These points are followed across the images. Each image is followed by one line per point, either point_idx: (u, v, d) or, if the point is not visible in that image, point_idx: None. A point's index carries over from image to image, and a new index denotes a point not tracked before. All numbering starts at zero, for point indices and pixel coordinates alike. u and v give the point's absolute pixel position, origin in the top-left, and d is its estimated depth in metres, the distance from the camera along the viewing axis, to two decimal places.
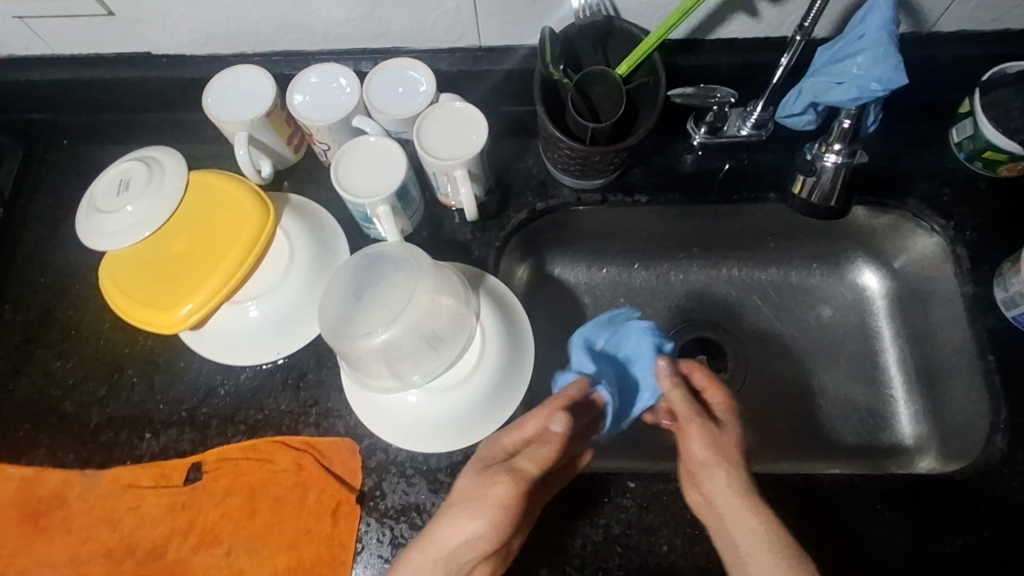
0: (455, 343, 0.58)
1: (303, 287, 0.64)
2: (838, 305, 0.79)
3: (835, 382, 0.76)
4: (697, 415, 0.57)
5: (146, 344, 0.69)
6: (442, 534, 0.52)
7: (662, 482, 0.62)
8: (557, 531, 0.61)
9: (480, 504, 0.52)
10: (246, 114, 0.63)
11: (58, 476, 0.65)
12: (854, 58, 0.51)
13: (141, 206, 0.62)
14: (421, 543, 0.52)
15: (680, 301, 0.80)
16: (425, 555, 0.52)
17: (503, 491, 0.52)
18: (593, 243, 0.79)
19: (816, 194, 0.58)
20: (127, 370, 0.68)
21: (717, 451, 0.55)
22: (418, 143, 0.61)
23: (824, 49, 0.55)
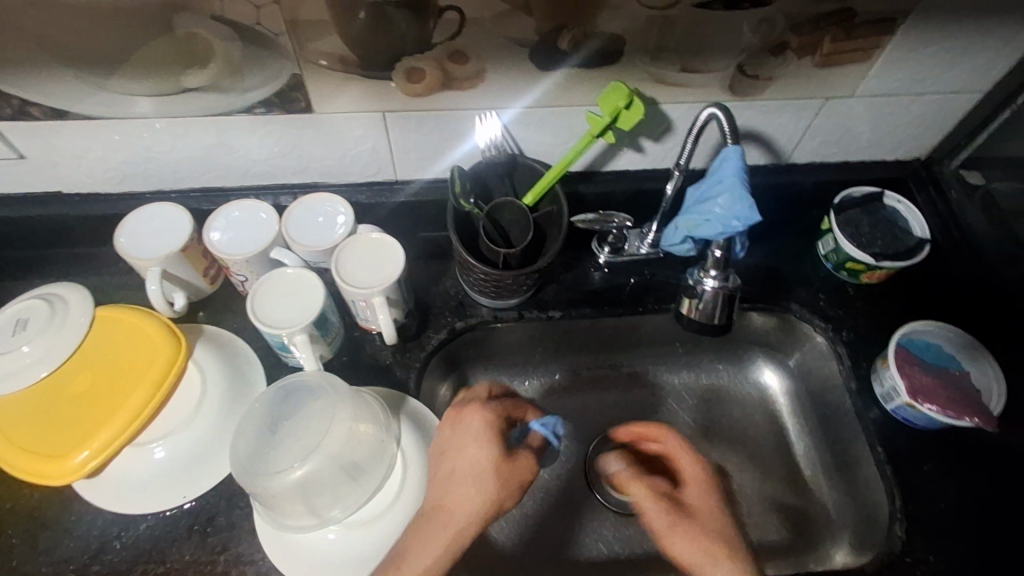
0: (376, 472, 0.58)
1: (215, 424, 0.61)
2: (746, 404, 0.84)
3: (753, 480, 0.79)
4: (704, 475, 0.65)
5: (32, 496, 0.63)
6: (455, 509, 0.56)
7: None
8: None
9: (501, 472, 0.58)
10: (162, 250, 0.64)
11: None
12: (716, 199, 0.58)
13: (40, 346, 0.59)
14: (430, 515, 0.56)
15: (602, 409, 0.83)
16: (437, 528, 0.55)
17: (523, 466, 0.60)
18: (514, 357, 0.82)
19: (699, 313, 0.64)
20: (6, 530, 0.62)
21: (722, 511, 0.62)
22: (337, 275, 0.63)
23: (697, 186, 0.62)
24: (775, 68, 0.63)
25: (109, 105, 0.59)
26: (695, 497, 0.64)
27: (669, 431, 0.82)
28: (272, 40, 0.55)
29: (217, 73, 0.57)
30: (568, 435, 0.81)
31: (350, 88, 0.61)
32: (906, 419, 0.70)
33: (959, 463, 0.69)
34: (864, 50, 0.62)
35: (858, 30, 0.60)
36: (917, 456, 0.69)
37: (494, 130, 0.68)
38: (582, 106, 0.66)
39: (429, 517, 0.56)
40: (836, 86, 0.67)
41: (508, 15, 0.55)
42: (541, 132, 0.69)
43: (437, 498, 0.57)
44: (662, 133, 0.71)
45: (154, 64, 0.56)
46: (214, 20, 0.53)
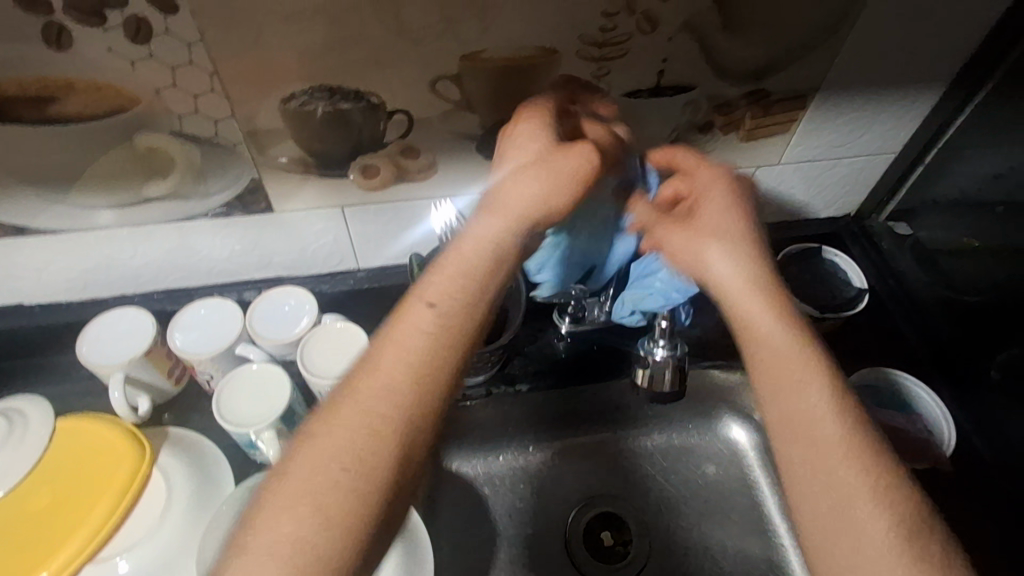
0: None
1: (182, 529, 0.58)
2: (718, 460, 0.85)
3: (732, 538, 0.80)
4: (728, 213, 0.55)
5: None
6: (517, 203, 0.49)
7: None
8: None
9: (545, 159, 0.49)
10: (125, 355, 0.64)
11: None
12: (656, 274, 0.62)
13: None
14: (490, 207, 0.49)
15: (579, 477, 0.84)
16: (493, 219, 0.48)
17: (582, 160, 0.49)
18: (488, 433, 0.82)
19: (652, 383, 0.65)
20: None
21: (748, 205, 0.56)
22: (302, 366, 0.64)
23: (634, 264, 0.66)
24: (704, 145, 0.69)
25: (70, 218, 0.61)
26: (704, 209, 0.56)
27: (646, 496, 0.84)
28: (229, 149, 0.58)
29: (178, 181, 0.60)
30: (544, 509, 0.82)
31: (308, 186, 0.64)
32: None
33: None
34: (781, 123, 0.68)
35: (773, 107, 0.66)
36: None
37: (449, 214, 0.70)
38: None
39: (435, 277, 0.47)
40: (763, 155, 0.72)
41: (453, 114, 0.60)
42: None
43: (497, 191, 0.50)
44: None
45: (115, 175, 0.58)
46: (173, 134, 0.56)
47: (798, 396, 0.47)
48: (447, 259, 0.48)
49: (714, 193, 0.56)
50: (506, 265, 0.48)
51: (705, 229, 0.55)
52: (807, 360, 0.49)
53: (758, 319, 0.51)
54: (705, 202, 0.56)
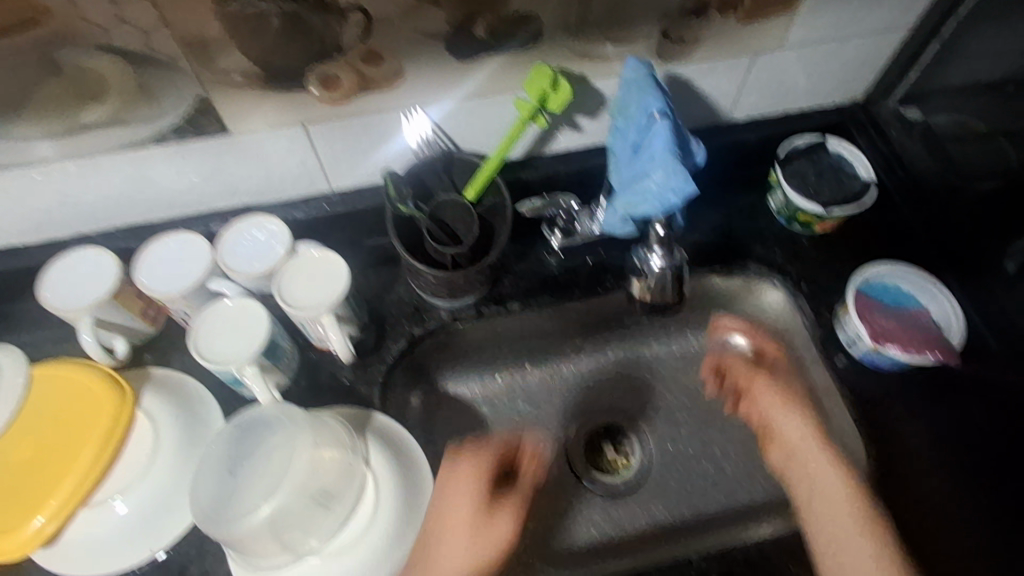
0: (347, 497, 0.56)
1: (175, 470, 0.58)
2: (719, 367, 0.85)
3: (732, 442, 0.81)
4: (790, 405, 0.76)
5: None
6: (452, 544, 0.59)
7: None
8: None
9: (456, 492, 0.61)
10: (90, 297, 0.60)
11: None
12: (651, 175, 0.56)
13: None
14: (441, 528, 0.59)
15: (577, 390, 0.84)
16: (454, 540, 0.59)
17: (501, 526, 0.63)
18: (483, 354, 0.81)
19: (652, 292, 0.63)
20: None
21: (786, 390, 0.77)
22: (281, 299, 0.61)
23: (619, 166, 0.61)
24: (697, 30, 0.62)
25: (7, 152, 0.56)
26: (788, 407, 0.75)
27: (645, 408, 0.84)
28: (167, 64, 0.52)
29: (118, 105, 0.54)
30: (546, 426, 0.82)
31: (264, 104, 0.58)
32: (872, 362, 0.70)
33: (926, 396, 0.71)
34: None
35: None
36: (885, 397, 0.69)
37: (423, 127, 0.65)
38: (509, 92, 0.64)
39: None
40: (764, 39, 0.65)
41: (415, 9, 0.53)
42: (472, 123, 0.67)
43: (441, 510, 0.60)
44: (596, 109, 0.69)
45: (45, 102, 0.52)
46: (101, 50, 0.50)
47: (848, 536, 0.62)
48: (439, 563, 0.57)
49: (761, 385, 0.80)
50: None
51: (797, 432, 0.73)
52: (865, 531, 0.62)
53: (823, 472, 0.68)
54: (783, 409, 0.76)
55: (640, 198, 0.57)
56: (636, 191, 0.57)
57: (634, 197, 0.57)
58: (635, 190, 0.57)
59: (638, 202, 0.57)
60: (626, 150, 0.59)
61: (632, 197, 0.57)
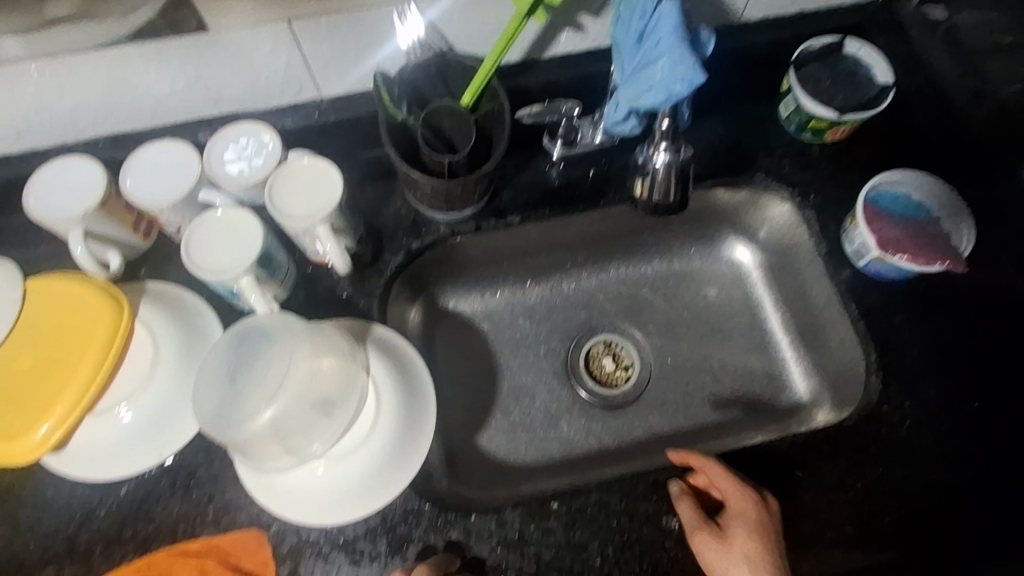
0: (349, 405, 0.56)
1: (178, 379, 0.58)
2: (721, 283, 0.84)
3: (732, 356, 0.81)
4: (751, 496, 0.55)
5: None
6: None
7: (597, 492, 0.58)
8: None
9: None
10: (78, 207, 0.58)
11: None
12: (656, 64, 0.53)
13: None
14: None
15: (577, 306, 0.84)
16: None
17: None
18: (482, 270, 0.80)
19: (656, 192, 0.60)
20: None
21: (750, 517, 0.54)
22: (273, 208, 0.59)
23: (621, 58, 0.57)
24: None
25: None
26: (739, 529, 0.54)
27: (646, 324, 0.84)
28: None
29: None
30: (546, 342, 0.82)
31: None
32: (878, 274, 0.69)
33: (937, 303, 0.68)
34: None
35: None
36: (891, 307, 0.68)
37: (417, 30, 0.62)
38: None
39: None
40: None
41: None
42: (467, 21, 0.63)
43: None
44: (600, 6, 0.65)
45: None
46: None
47: None
48: None
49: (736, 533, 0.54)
50: None
51: (746, 561, 0.53)
52: None
53: None
54: (741, 524, 0.54)
55: (644, 89, 0.54)
56: (640, 82, 0.54)
57: (638, 89, 0.55)
58: (639, 80, 0.54)
59: (642, 94, 0.54)
60: (628, 37, 0.56)
61: (636, 88, 0.55)
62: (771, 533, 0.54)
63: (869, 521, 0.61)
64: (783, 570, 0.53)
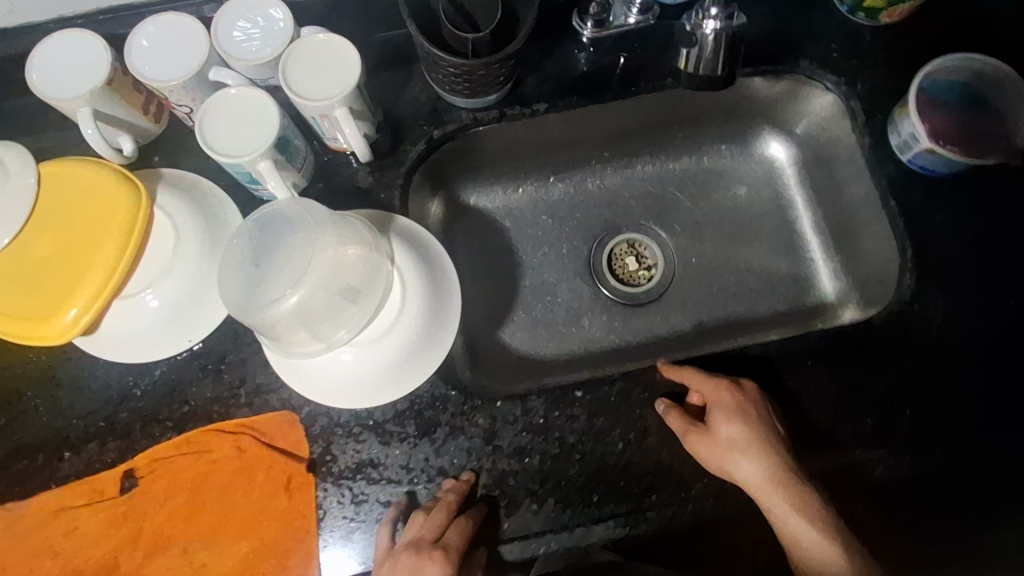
0: (373, 293, 0.55)
1: (202, 265, 0.58)
2: (751, 181, 0.81)
3: (758, 257, 0.79)
4: (723, 385, 0.56)
5: (33, 358, 0.58)
6: None
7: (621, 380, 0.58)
8: (517, 473, 0.56)
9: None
10: (86, 86, 0.56)
11: None
12: None
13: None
14: None
15: (601, 205, 0.82)
16: None
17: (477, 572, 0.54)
18: (504, 164, 0.77)
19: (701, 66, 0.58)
20: (25, 392, 0.57)
21: (740, 411, 0.55)
22: (288, 88, 0.56)
23: None
24: None
25: None
26: (720, 418, 0.55)
27: (671, 224, 0.81)
28: None
29: None
30: (568, 240, 0.80)
31: None
32: (924, 168, 0.65)
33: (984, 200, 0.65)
34: None
35: None
36: (933, 204, 0.65)
37: None
38: None
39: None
40: None
41: None
42: None
43: None
44: None
45: None
46: None
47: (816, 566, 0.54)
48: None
49: (726, 428, 0.54)
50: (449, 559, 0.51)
51: (734, 445, 0.54)
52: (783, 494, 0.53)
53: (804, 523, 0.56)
54: (720, 413, 0.55)
55: None
56: None
57: None
58: None
59: None
60: None
61: None
62: (757, 417, 0.55)
63: (889, 417, 0.62)
64: (777, 453, 0.54)
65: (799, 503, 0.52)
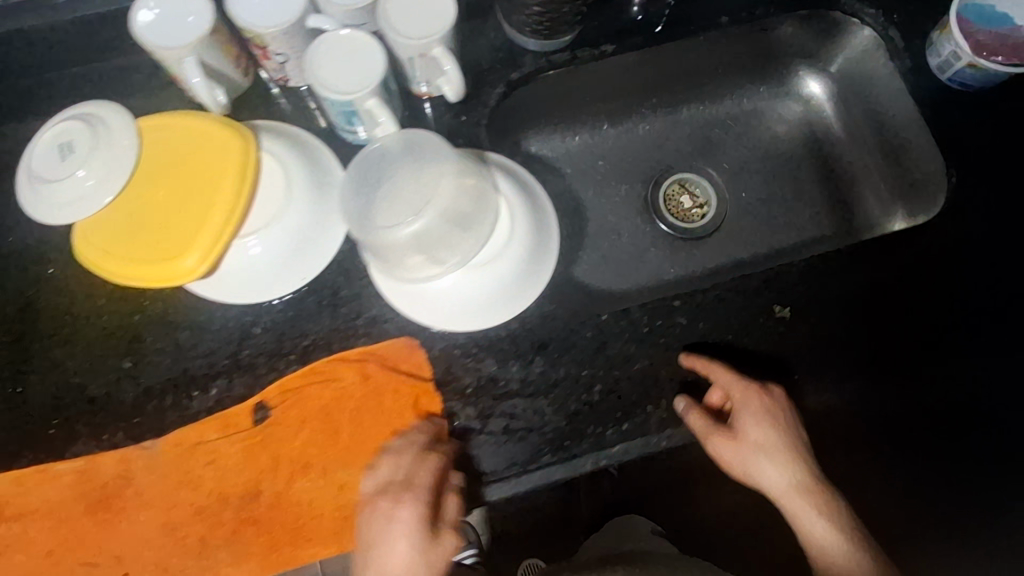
0: (485, 222, 0.57)
1: (310, 204, 0.60)
2: (790, 119, 0.86)
3: (803, 187, 0.85)
4: (752, 388, 0.59)
5: (149, 306, 0.60)
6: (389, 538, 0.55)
7: (712, 290, 0.63)
8: (628, 381, 0.59)
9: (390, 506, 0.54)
10: (190, 35, 0.56)
11: (114, 457, 0.57)
12: None
13: (94, 165, 0.57)
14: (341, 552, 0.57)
15: (651, 148, 0.86)
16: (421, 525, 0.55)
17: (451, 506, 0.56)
18: (563, 112, 0.80)
19: None
20: (146, 337, 0.59)
21: (771, 415, 0.58)
22: (388, 28, 0.57)
23: None
24: None
25: None
26: (751, 423, 0.59)
27: (718, 163, 0.86)
28: None
29: None
30: (625, 183, 0.84)
31: None
32: (963, 84, 0.70)
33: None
34: None
35: None
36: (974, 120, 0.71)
37: None
38: None
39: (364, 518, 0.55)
40: None
41: None
42: None
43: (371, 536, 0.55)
44: None
45: None
46: None
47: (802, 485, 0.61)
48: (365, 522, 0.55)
49: (756, 432, 0.59)
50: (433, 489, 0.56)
51: (761, 448, 0.59)
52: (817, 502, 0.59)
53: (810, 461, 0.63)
54: (753, 417, 0.59)
55: None
56: None
57: None
58: None
59: None
60: None
61: None
62: (785, 420, 0.59)
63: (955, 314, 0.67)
64: (797, 456, 0.59)
65: (823, 505, 0.58)
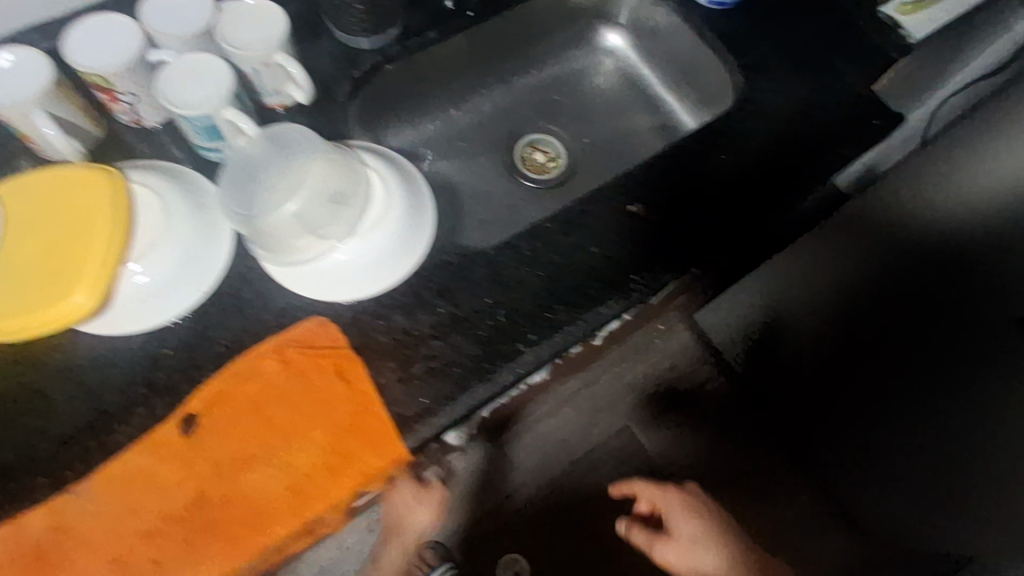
0: (361, 194, 0.63)
1: (192, 218, 0.62)
2: (604, 71, 0.98)
3: (632, 123, 0.97)
4: (670, 493, 0.88)
5: (48, 359, 0.60)
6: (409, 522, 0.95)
7: (576, 206, 0.71)
8: (527, 299, 0.66)
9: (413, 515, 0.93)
10: (32, 90, 0.59)
11: (47, 512, 0.55)
12: None
13: None
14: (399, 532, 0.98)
15: (498, 121, 0.96)
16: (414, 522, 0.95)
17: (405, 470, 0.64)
18: (410, 105, 0.88)
19: None
20: (51, 389, 0.59)
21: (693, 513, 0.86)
22: (230, 49, 0.64)
23: None
24: None
25: None
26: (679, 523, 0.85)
27: (559, 122, 0.97)
28: None
29: None
30: (483, 156, 0.94)
31: None
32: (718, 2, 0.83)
33: (779, 10, 0.84)
34: None
35: None
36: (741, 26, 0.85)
37: None
38: None
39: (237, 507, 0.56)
40: None
41: None
42: None
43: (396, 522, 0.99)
44: None
45: None
46: None
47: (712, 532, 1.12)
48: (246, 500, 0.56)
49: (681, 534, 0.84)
50: (308, 462, 0.57)
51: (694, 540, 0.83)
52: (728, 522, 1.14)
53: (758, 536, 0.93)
54: (677, 517, 0.86)
55: None
56: None
57: None
58: None
59: None
60: None
61: None
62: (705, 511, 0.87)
63: None
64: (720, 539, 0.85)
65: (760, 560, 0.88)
